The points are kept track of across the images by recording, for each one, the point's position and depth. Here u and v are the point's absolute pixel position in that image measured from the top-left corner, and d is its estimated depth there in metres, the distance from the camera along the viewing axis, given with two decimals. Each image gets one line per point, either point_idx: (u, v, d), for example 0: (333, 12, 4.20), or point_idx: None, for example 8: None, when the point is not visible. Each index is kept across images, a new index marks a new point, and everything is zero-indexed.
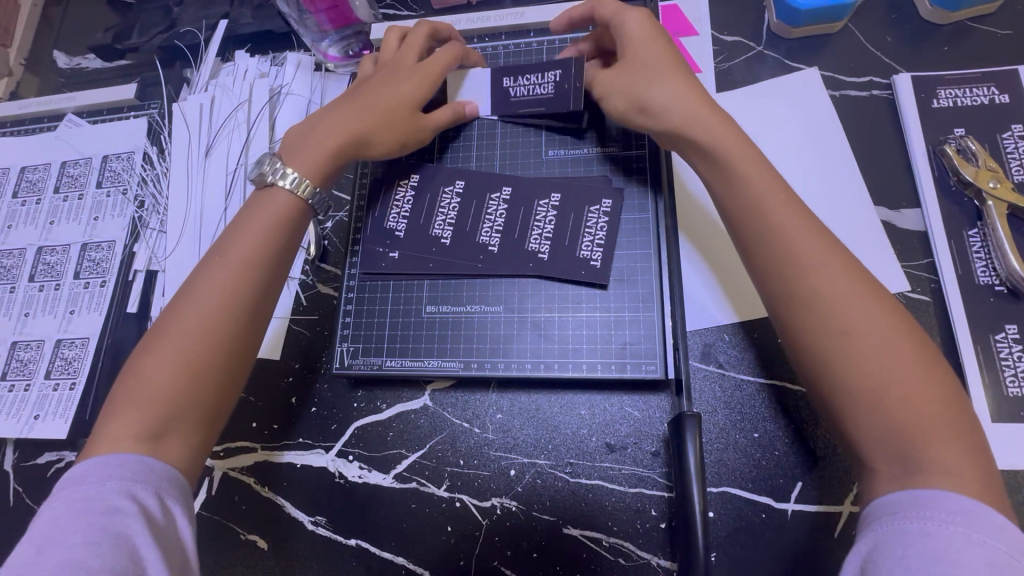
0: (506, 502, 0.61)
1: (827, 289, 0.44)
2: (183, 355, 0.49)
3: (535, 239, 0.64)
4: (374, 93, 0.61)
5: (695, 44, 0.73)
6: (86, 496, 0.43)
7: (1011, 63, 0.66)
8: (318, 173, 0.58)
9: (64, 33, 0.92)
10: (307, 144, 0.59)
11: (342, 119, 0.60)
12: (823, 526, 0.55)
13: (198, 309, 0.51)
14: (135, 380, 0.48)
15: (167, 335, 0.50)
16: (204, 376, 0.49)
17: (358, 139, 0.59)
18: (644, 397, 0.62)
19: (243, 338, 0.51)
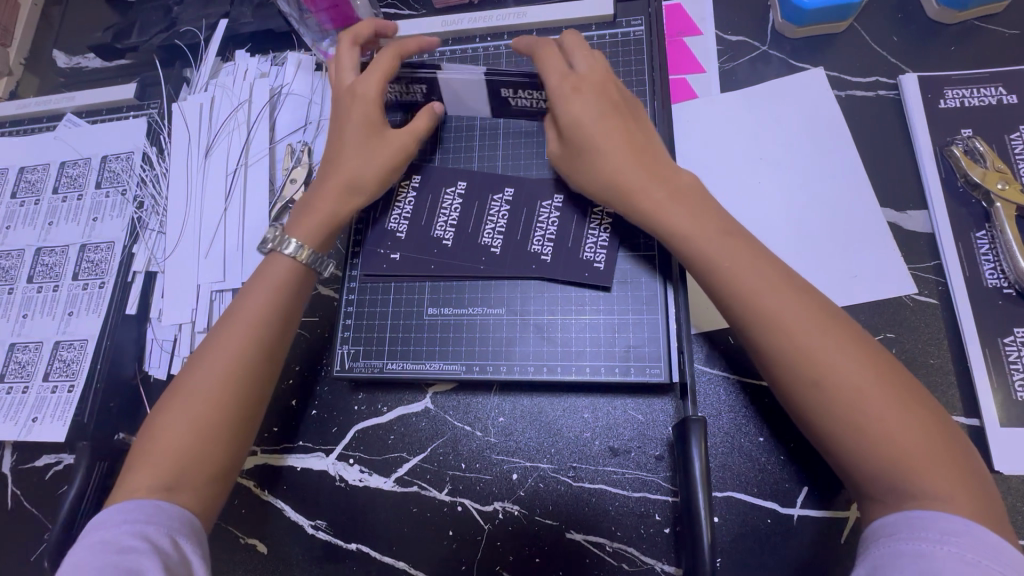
0: (509, 506, 0.61)
1: (808, 338, 0.44)
2: (196, 409, 0.50)
3: (538, 241, 0.63)
4: (345, 132, 0.61)
5: (698, 44, 0.72)
6: (103, 540, 0.44)
7: (1018, 64, 0.65)
8: (321, 232, 0.59)
9: (64, 32, 0.92)
10: (309, 208, 0.60)
11: (336, 172, 0.60)
12: (829, 532, 0.55)
13: (209, 362, 0.53)
14: (151, 435, 0.50)
15: (180, 391, 0.52)
16: (213, 424, 0.50)
17: (351, 184, 0.60)
18: (647, 400, 0.61)
19: (250, 384, 0.52)
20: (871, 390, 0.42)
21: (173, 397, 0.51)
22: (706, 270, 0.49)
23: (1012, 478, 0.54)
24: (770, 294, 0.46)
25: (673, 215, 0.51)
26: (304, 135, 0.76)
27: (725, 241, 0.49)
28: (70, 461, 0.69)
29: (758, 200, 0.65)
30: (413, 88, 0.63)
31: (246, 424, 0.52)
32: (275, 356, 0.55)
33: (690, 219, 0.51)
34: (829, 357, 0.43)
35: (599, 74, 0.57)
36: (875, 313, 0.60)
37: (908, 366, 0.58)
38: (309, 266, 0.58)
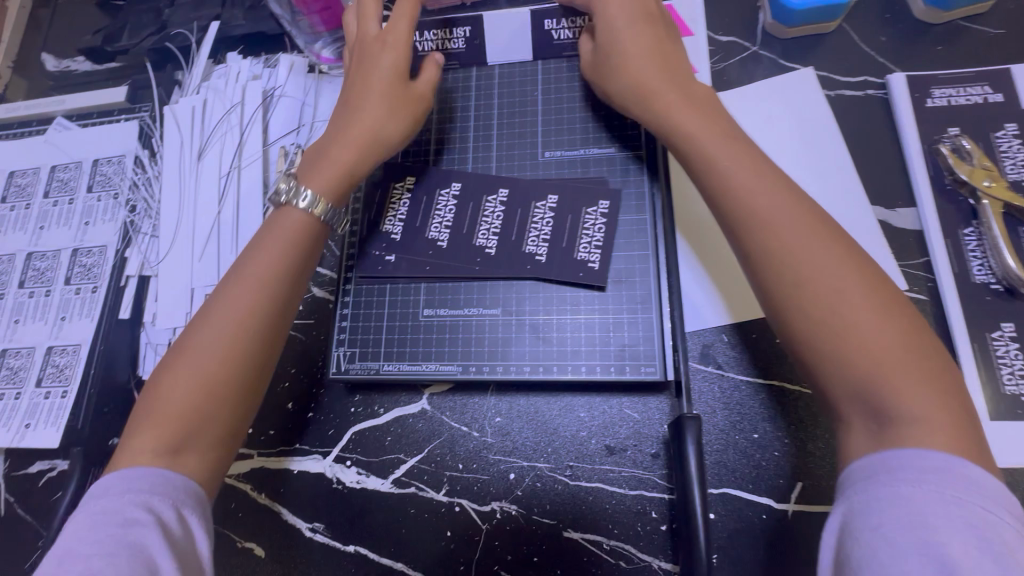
0: (506, 506, 0.61)
1: (835, 278, 0.43)
2: (203, 372, 0.49)
3: (533, 241, 0.64)
4: (369, 82, 0.61)
5: (692, 46, 0.72)
6: (106, 509, 0.43)
7: (1003, 63, 0.67)
8: (343, 182, 0.59)
9: (53, 36, 0.91)
10: (325, 159, 0.59)
11: (354, 124, 0.60)
12: (824, 527, 0.55)
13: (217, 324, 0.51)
14: (154, 397, 0.49)
15: (184, 352, 0.50)
16: (217, 390, 0.49)
17: (374, 139, 0.60)
18: (643, 398, 0.62)
19: (259, 350, 0.51)
20: (881, 334, 0.41)
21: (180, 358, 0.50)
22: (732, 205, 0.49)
23: (1003, 472, 0.54)
24: (799, 230, 0.46)
25: (704, 155, 0.52)
26: (298, 137, 0.77)
27: (756, 179, 0.49)
28: (64, 467, 0.68)
29: None
30: (457, 34, 0.68)
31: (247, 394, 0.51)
32: (284, 327, 0.53)
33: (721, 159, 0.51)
34: (849, 297, 0.42)
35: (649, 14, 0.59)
36: None
37: None
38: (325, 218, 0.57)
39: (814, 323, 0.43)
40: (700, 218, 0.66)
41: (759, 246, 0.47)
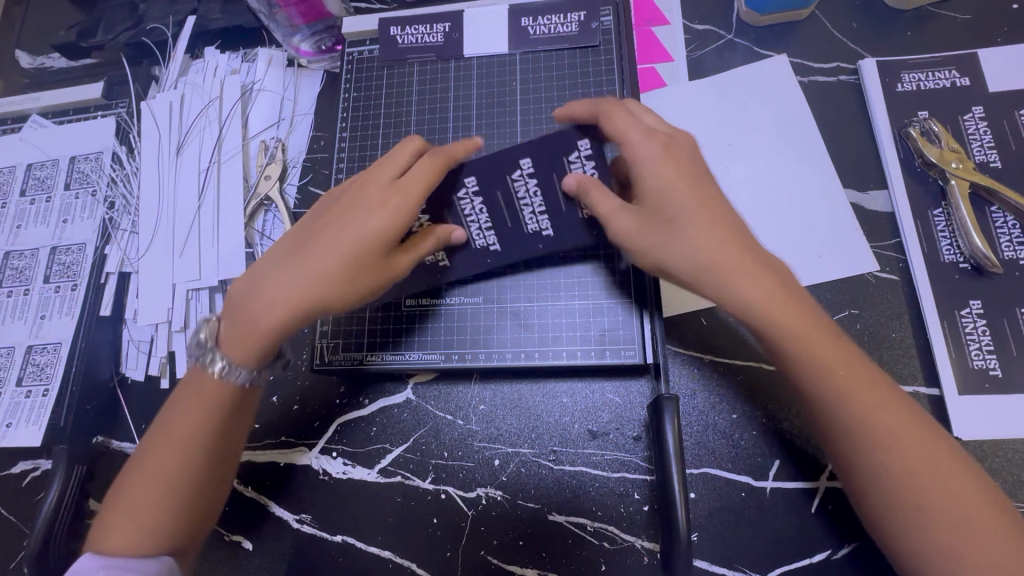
0: (492, 492, 0.62)
1: (882, 422, 0.45)
2: (158, 479, 0.52)
3: (531, 218, 0.56)
4: (352, 242, 0.52)
5: (666, 34, 0.74)
6: None
7: (972, 47, 0.68)
8: (294, 314, 0.51)
9: (27, 32, 0.90)
10: (247, 313, 0.52)
11: (321, 262, 0.52)
12: (800, 502, 0.57)
13: (177, 417, 0.53)
14: (122, 489, 0.53)
15: (142, 462, 0.53)
16: (183, 488, 0.52)
17: (351, 262, 0.52)
18: (624, 382, 0.63)
19: (217, 433, 0.53)
20: (940, 464, 0.44)
21: (140, 467, 0.52)
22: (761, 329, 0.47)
23: (971, 443, 0.56)
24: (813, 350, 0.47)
25: (742, 279, 0.47)
26: (278, 130, 0.77)
27: (785, 313, 0.47)
28: (48, 466, 0.68)
29: (727, 186, 0.67)
30: (436, 28, 0.73)
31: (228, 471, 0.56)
32: (234, 424, 0.55)
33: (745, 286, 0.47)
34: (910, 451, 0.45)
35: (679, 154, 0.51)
36: (841, 291, 0.62)
37: (871, 340, 0.60)
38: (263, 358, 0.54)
39: (890, 489, 0.44)
40: None
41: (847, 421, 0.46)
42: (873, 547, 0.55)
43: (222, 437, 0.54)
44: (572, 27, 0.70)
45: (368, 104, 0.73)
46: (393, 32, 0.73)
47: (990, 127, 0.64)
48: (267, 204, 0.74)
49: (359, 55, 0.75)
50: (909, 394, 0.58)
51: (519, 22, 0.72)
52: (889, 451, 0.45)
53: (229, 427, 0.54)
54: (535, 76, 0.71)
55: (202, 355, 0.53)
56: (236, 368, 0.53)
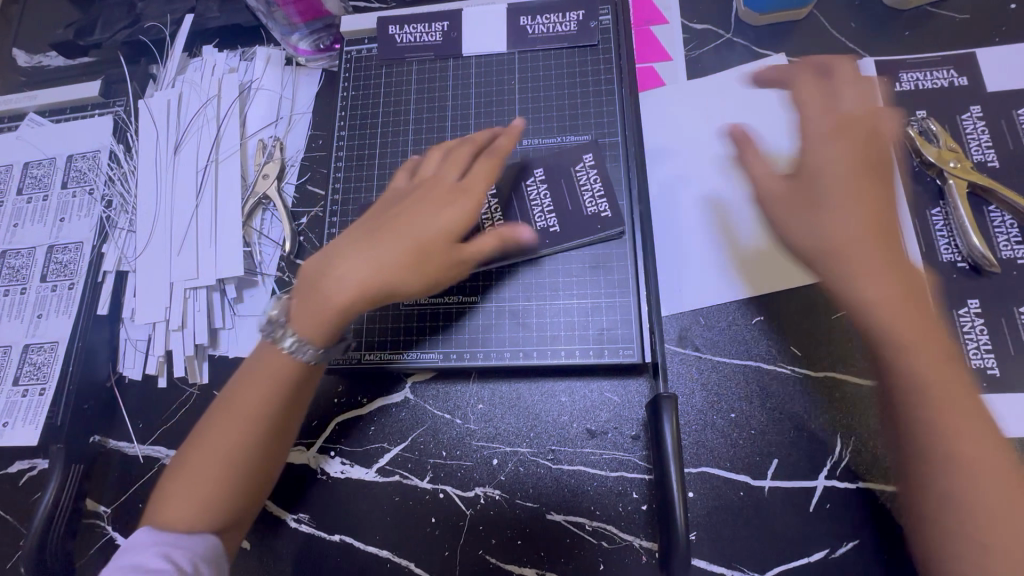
0: (490, 491, 0.62)
1: (942, 393, 0.46)
2: (216, 460, 0.52)
3: (540, 216, 0.64)
4: (423, 230, 0.52)
5: (665, 33, 0.74)
6: (134, 560, 0.49)
7: (970, 46, 0.68)
8: (368, 297, 0.51)
9: (24, 30, 0.90)
10: (317, 294, 0.52)
11: (388, 248, 0.52)
12: (798, 501, 0.57)
13: (242, 397, 0.53)
14: (179, 467, 0.53)
15: (200, 440, 0.53)
16: (238, 470, 0.52)
17: (425, 250, 0.52)
18: (622, 381, 0.63)
19: (276, 417, 0.53)
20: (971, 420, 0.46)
21: (198, 445, 0.53)
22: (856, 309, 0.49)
23: None
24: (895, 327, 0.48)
25: (847, 233, 0.50)
26: (276, 129, 0.77)
27: (905, 309, 0.48)
28: (45, 466, 0.68)
29: (725, 185, 0.67)
30: (435, 27, 0.73)
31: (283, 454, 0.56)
32: (293, 407, 0.55)
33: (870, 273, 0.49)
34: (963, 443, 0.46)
35: (842, 141, 0.53)
36: None
37: None
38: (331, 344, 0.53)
39: (941, 467, 0.46)
40: (677, 202, 0.67)
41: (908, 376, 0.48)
42: (871, 546, 0.55)
43: (283, 419, 0.54)
44: (570, 26, 0.70)
45: (367, 103, 0.73)
46: (391, 31, 0.73)
47: (988, 126, 0.64)
48: (265, 203, 0.74)
49: (358, 54, 0.75)
50: None
51: (518, 21, 0.72)
52: (934, 416, 0.46)
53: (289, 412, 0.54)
54: (533, 75, 0.71)
55: (276, 333, 0.53)
56: (303, 346, 0.52)
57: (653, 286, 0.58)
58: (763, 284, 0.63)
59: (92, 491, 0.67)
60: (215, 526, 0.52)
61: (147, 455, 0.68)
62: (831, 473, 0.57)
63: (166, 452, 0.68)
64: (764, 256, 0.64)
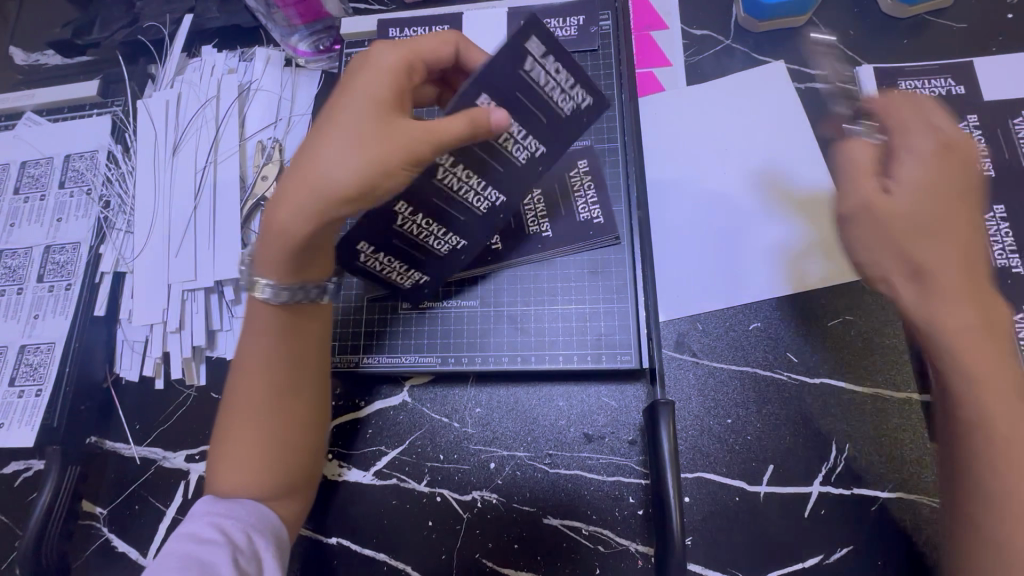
0: (487, 495, 0.62)
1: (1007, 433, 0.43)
2: (253, 421, 0.52)
3: (520, 147, 0.50)
4: (354, 117, 0.47)
5: (664, 38, 0.74)
6: (187, 531, 0.48)
7: (967, 55, 0.69)
8: (310, 206, 0.47)
9: (20, 29, 0.89)
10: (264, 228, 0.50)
11: (322, 144, 0.47)
12: (794, 507, 0.57)
13: (253, 363, 0.53)
14: (221, 440, 0.53)
15: (232, 409, 0.53)
16: (275, 428, 0.52)
17: (359, 142, 0.46)
18: (619, 387, 0.63)
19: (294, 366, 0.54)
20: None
21: (231, 413, 0.53)
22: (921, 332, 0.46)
23: None
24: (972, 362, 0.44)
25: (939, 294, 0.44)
26: (275, 131, 0.76)
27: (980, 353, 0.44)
28: (41, 467, 0.68)
29: (724, 191, 0.67)
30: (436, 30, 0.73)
31: (320, 415, 0.56)
32: (311, 356, 0.55)
33: (941, 305, 0.44)
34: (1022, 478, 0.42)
35: (925, 151, 0.48)
36: (835, 297, 0.62)
37: (865, 346, 0.61)
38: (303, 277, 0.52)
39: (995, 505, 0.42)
40: (676, 207, 0.67)
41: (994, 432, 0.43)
42: (865, 552, 0.55)
43: (301, 375, 0.54)
44: (570, 31, 0.71)
45: None
46: (392, 34, 0.73)
47: (985, 135, 0.65)
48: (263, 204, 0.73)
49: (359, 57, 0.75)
50: (902, 401, 0.59)
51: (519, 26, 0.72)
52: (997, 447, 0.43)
53: (302, 362, 0.54)
54: None
55: (248, 282, 0.52)
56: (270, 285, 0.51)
57: (652, 292, 0.58)
58: (759, 289, 0.63)
59: (88, 492, 0.67)
60: (265, 494, 0.52)
61: (144, 455, 0.68)
62: (824, 480, 0.57)
63: (163, 453, 0.68)
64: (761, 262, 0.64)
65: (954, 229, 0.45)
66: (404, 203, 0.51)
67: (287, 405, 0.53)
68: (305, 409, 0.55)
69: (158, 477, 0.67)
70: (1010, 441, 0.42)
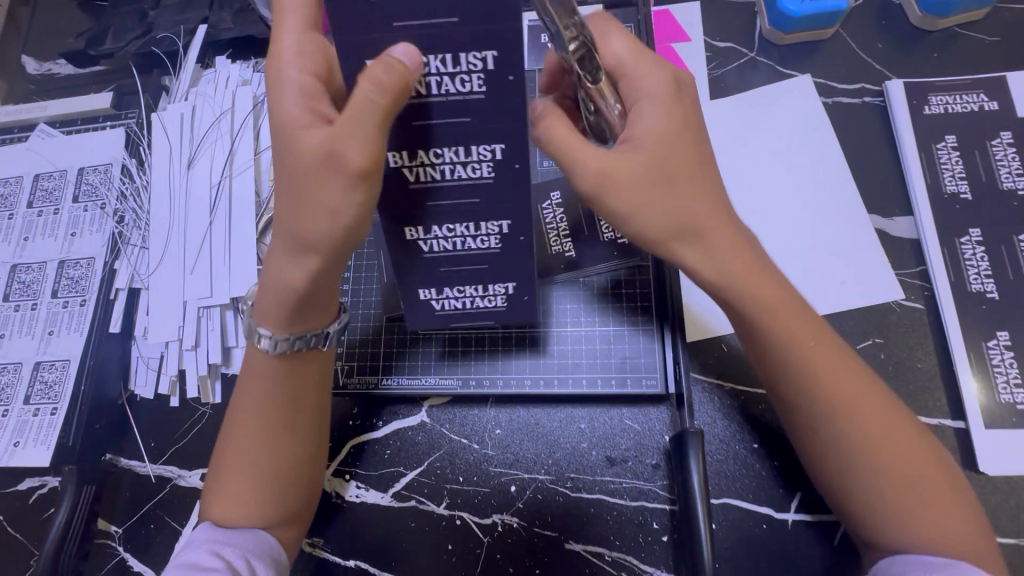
0: (508, 518, 0.61)
1: (875, 438, 0.46)
2: (248, 461, 0.51)
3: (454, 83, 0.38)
4: (290, 158, 0.41)
5: (687, 50, 0.72)
6: (184, 559, 0.48)
7: (1000, 69, 0.67)
8: (303, 262, 0.44)
9: (33, 38, 0.88)
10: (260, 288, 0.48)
11: (285, 202, 0.43)
12: (823, 537, 0.56)
13: (248, 401, 0.52)
14: (216, 474, 0.52)
15: (228, 446, 0.52)
16: (271, 465, 0.52)
17: (310, 187, 0.40)
18: (643, 409, 0.62)
19: (284, 403, 0.51)
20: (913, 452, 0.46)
21: (226, 451, 0.52)
22: (718, 291, 0.46)
23: (998, 479, 0.55)
24: (792, 333, 0.46)
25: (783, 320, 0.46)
26: None
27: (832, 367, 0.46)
28: (56, 484, 0.68)
29: (749, 209, 0.65)
30: None
31: (320, 445, 0.56)
32: (305, 390, 0.53)
33: (749, 274, 0.45)
34: (874, 425, 0.46)
35: (663, 99, 0.44)
36: (863, 319, 0.61)
37: (895, 370, 0.59)
38: (312, 324, 0.50)
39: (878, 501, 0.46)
40: None
41: (855, 447, 0.46)
42: None
43: (293, 414, 0.52)
44: None
45: None
46: None
47: (1019, 152, 0.63)
48: None
49: None
50: (935, 427, 0.57)
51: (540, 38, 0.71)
52: (876, 458, 0.45)
53: (294, 400, 0.52)
54: None
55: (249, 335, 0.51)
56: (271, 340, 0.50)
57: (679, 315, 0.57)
58: None
59: (103, 511, 0.67)
60: (265, 529, 0.52)
61: (159, 473, 0.68)
62: None
63: (178, 472, 0.68)
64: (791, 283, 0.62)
65: (695, 183, 0.44)
66: (427, 288, 0.54)
67: (279, 443, 0.52)
68: (298, 445, 0.53)
69: (174, 496, 0.67)
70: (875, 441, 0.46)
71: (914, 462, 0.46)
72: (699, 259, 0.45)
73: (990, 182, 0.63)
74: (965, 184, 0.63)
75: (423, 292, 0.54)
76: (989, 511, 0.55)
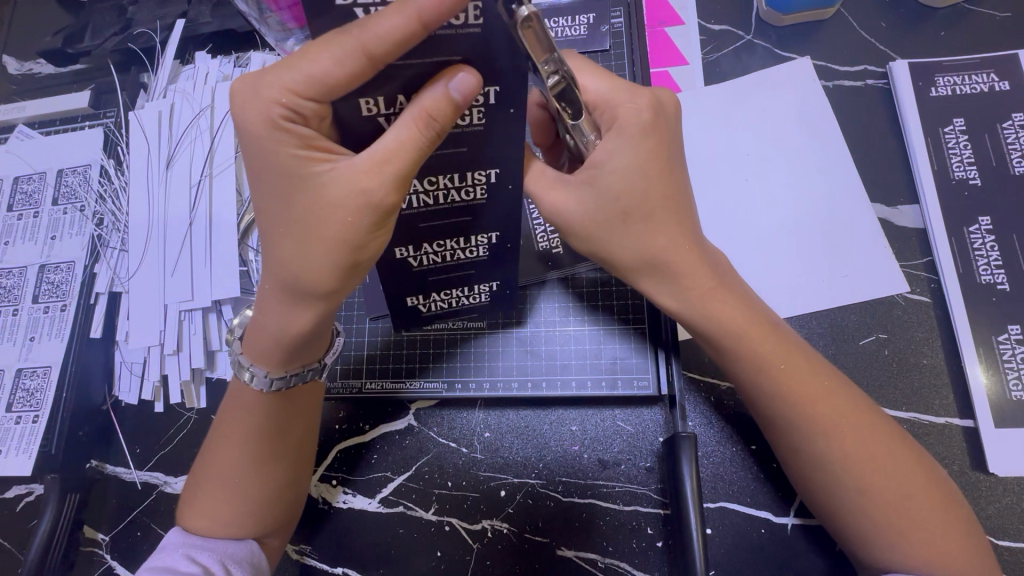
0: (497, 524, 0.59)
1: (853, 453, 0.46)
2: (229, 479, 0.50)
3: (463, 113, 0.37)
4: (315, 197, 0.38)
5: (681, 34, 0.69)
6: (160, 561, 0.48)
7: (1010, 47, 0.64)
8: (317, 301, 0.43)
9: (12, 37, 0.86)
10: (262, 331, 0.46)
11: (294, 247, 0.40)
12: (825, 541, 0.54)
13: (231, 423, 0.50)
14: (195, 487, 0.51)
15: (211, 463, 0.51)
16: (254, 483, 0.50)
17: (331, 228, 0.39)
18: (637, 410, 0.60)
19: (267, 426, 0.49)
20: (893, 463, 0.46)
21: (207, 470, 0.51)
22: (692, 315, 0.48)
23: (1009, 480, 0.53)
24: (762, 352, 0.48)
25: (753, 342, 0.48)
26: None
27: (807, 384, 0.47)
28: (41, 491, 0.67)
29: (746, 200, 0.62)
30: None
31: (306, 467, 0.55)
32: (297, 416, 0.51)
33: (717, 304, 0.48)
34: (862, 449, 0.46)
35: (646, 127, 0.44)
36: (866, 315, 0.58)
37: (900, 367, 0.57)
38: (311, 358, 0.50)
39: (857, 512, 0.46)
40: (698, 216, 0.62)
41: (830, 463, 0.46)
42: None
43: (278, 440, 0.50)
44: (580, 31, 0.67)
45: None
46: None
47: None
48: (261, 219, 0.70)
49: None
50: (942, 426, 0.55)
51: None
52: (854, 471, 0.45)
53: (281, 425, 0.50)
54: None
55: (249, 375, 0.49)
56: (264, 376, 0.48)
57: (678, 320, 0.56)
58: (786, 304, 0.59)
59: (88, 519, 0.65)
60: (250, 545, 0.51)
61: (145, 480, 0.66)
62: None
63: (164, 478, 0.66)
64: (792, 274, 0.60)
65: (663, 220, 0.46)
66: (414, 297, 0.52)
67: (264, 466, 0.50)
68: (283, 467, 0.52)
69: (159, 503, 0.65)
70: (848, 454, 0.46)
71: (898, 480, 0.45)
72: (666, 290, 0.48)
73: (1000, 168, 0.60)
74: (974, 170, 0.60)
75: (410, 301, 0.52)
76: (1000, 514, 0.52)
